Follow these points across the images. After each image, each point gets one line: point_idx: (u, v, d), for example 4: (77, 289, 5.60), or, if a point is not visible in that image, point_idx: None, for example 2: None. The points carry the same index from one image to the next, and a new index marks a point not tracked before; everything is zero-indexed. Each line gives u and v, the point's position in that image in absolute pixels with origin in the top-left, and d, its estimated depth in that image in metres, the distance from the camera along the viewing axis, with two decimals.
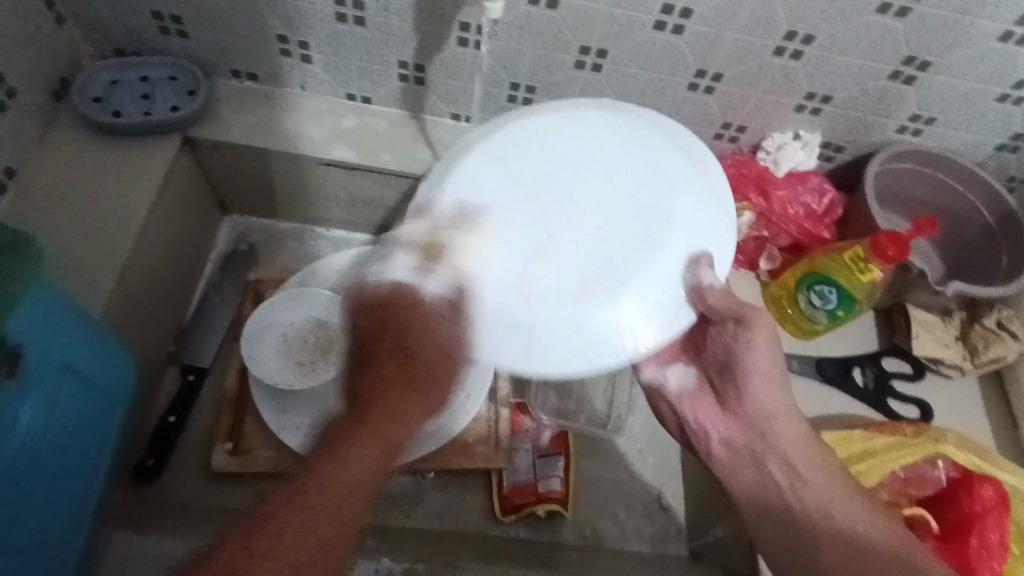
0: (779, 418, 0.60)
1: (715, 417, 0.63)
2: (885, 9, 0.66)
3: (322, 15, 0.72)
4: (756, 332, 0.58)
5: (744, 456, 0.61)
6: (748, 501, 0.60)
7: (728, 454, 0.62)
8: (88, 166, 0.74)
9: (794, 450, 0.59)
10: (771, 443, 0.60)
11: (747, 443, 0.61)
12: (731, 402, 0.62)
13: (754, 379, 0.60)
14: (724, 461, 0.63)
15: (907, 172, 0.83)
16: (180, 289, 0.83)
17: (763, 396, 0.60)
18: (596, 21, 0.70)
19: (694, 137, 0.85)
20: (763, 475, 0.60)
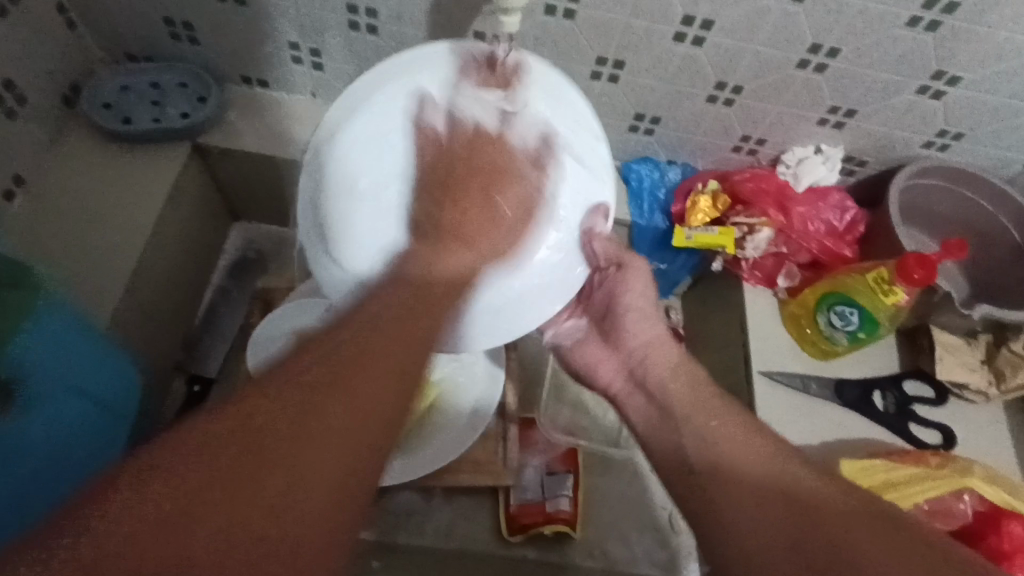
0: (652, 348, 0.63)
1: (602, 357, 0.67)
2: (915, 23, 0.64)
3: (334, 23, 0.70)
4: (632, 272, 0.64)
5: (630, 387, 0.64)
6: (642, 427, 0.61)
7: (619, 391, 0.65)
8: (98, 174, 0.73)
9: (666, 370, 0.61)
10: (650, 368, 0.62)
11: (628, 374, 0.64)
12: (614, 339, 0.66)
13: (632, 313, 0.65)
14: (618, 390, 0.65)
15: (932, 188, 0.80)
16: (187, 296, 0.83)
17: (639, 329, 0.65)
18: (613, 32, 0.68)
19: (712, 149, 0.82)
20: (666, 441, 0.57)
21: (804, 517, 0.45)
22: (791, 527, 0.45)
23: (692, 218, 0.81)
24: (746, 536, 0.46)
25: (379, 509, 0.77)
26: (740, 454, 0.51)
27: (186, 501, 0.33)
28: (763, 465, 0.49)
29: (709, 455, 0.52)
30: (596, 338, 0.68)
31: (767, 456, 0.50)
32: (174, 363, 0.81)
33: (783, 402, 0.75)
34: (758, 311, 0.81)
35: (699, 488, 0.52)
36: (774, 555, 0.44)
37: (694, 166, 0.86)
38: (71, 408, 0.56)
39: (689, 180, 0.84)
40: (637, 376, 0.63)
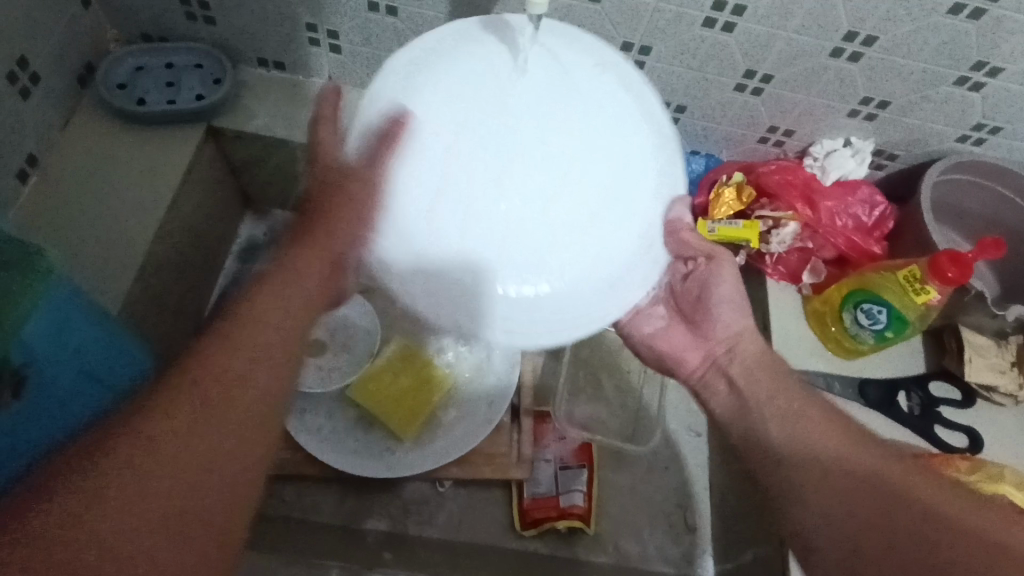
0: (746, 340, 0.60)
1: (689, 343, 0.62)
2: (958, 11, 0.61)
3: (354, 4, 0.69)
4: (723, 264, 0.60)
5: (712, 373, 0.60)
6: (720, 411, 0.58)
7: (700, 380, 0.61)
8: (111, 155, 0.72)
9: (753, 367, 0.58)
10: (739, 358, 0.59)
11: (712, 362, 0.60)
12: (702, 327, 0.62)
13: (727, 304, 0.61)
14: (701, 380, 0.61)
15: (963, 184, 0.78)
16: (200, 281, 0.82)
17: (731, 320, 0.60)
18: (641, 16, 0.66)
19: (737, 140, 0.80)
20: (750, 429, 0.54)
21: (890, 503, 0.44)
22: (862, 487, 0.45)
23: (715, 211, 0.79)
24: (815, 495, 0.47)
25: (391, 498, 0.76)
26: (819, 430, 0.50)
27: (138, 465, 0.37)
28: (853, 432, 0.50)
29: (779, 423, 0.52)
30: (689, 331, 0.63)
31: (833, 426, 0.50)
32: (185, 348, 0.80)
33: None
34: (781, 306, 0.79)
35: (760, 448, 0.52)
36: (840, 528, 0.44)
37: (718, 157, 0.84)
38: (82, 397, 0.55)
39: (713, 172, 0.82)
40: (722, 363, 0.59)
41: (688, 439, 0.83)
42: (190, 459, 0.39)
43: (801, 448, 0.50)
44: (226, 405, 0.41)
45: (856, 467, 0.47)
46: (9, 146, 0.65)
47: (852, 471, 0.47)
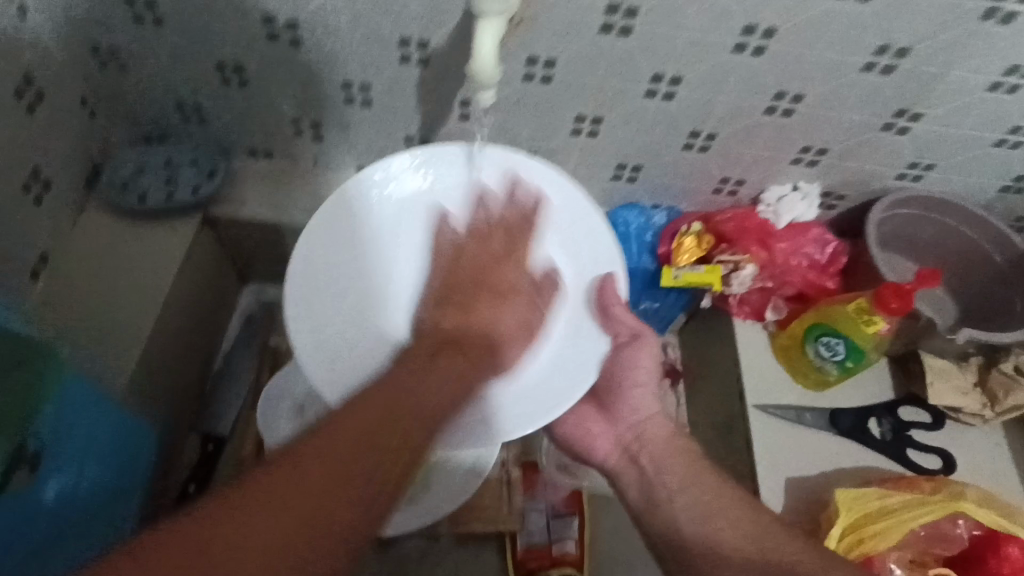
0: (650, 425, 0.66)
1: (603, 430, 0.68)
2: (871, 68, 0.68)
3: (332, 98, 0.76)
4: (644, 350, 0.67)
5: (625, 460, 0.65)
6: (633, 499, 0.62)
7: (617, 471, 0.65)
8: (118, 247, 0.78)
9: (663, 452, 0.63)
10: (647, 444, 0.65)
11: (625, 451, 0.66)
12: (613, 412, 0.68)
13: (640, 390, 0.68)
14: (615, 464, 0.66)
15: (907, 217, 0.84)
16: (200, 358, 0.87)
17: (642, 402, 0.67)
18: (589, 92, 0.73)
19: (694, 192, 0.86)
20: (634, 474, 0.64)
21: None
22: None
23: (679, 258, 0.85)
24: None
25: (387, 558, 0.78)
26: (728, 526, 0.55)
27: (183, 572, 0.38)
28: (709, 539, 0.56)
29: (693, 518, 0.57)
30: (591, 404, 0.70)
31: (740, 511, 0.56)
32: (188, 424, 0.84)
33: (779, 434, 0.77)
34: (750, 345, 0.83)
35: (682, 575, 0.57)
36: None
37: (679, 208, 0.89)
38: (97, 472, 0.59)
39: (674, 223, 0.88)
40: (632, 449, 0.65)
41: None
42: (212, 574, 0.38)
43: (721, 546, 0.54)
44: (326, 486, 0.41)
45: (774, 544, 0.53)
46: (21, 248, 0.71)
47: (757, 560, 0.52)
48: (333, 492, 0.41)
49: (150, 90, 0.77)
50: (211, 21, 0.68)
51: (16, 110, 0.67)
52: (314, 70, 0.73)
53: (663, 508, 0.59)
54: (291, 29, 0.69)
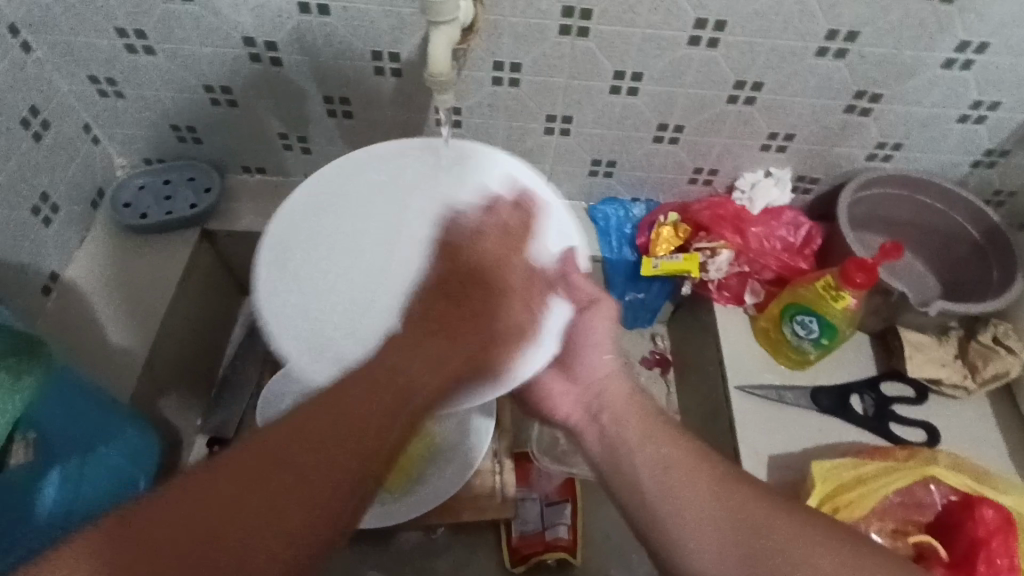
0: (611, 387, 0.59)
1: (566, 391, 0.62)
2: (825, 52, 0.70)
3: (316, 113, 0.81)
4: (600, 315, 0.60)
5: (588, 421, 0.59)
6: (594, 454, 0.57)
7: (576, 426, 0.60)
8: (122, 263, 0.83)
9: (632, 417, 0.56)
10: (608, 403, 0.58)
11: (590, 413, 0.59)
12: (575, 371, 0.61)
13: (595, 349, 0.60)
14: (576, 425, 0.60)
15: (880, 196, 0.85)
16: (205, 366, 0.91)
17: (599, 364, 0.60)
18: (557, 92, 0.76)
19: (669, 184, 0.89)
20: (595, 441, 0.58)
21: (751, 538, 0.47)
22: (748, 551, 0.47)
23: (657, 249, 0.87)
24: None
25: (387, 550, 0.81)
26: (698, 497, 0.49)
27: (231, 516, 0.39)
28: (682, 506, 0.50)
29: (660, 487, 0.51)
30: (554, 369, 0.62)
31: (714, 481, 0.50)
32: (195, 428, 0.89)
33: (760, 413, 0.78)
34: (731, 329, 0.85)
35: (642, 531, 0.52)
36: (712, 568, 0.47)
37: (657, 200, 0.92)
38: (109, 459, 0.62)
39: (652, 214, 0.90)
40: (595, 411, 0.58)
41: None
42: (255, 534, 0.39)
43: (691, 518, 0.49)
44: (321, 478, 0.41)
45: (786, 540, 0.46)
46: (34, 267, 0.77)
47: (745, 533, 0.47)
48: (330, 486, 0.41)
49: (147, 114, 0.82)
50: (198, 46, 0.73)
51: (24, 139, 0.72)
52: (297, 86, 0.77)
53: (627, 462, 0.54)
54: (273, 50, 0.73)
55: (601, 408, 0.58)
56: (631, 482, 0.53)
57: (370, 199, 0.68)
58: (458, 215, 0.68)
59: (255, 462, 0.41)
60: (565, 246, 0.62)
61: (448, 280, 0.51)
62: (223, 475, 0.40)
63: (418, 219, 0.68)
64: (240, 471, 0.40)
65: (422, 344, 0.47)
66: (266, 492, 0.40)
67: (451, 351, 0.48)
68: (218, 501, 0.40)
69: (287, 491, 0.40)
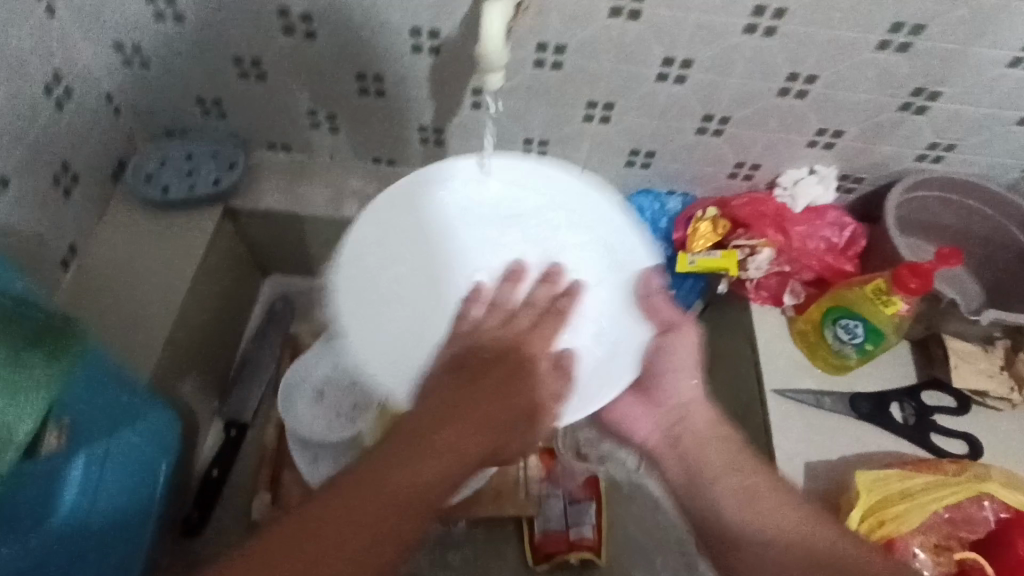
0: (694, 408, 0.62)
1: (643, 415, 0.64)
2: (886, 46, 0.67)
3: (346, 90, 0.78)
4: (682, 337, 0.63)
5: (664, 446, 0.62)
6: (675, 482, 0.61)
7: (653, 449, 0.63)
8: (141, 238, 0.80)
9: (700, 449, 0.59)
10: (689, 426, 0.61)
11: (671, 439, 0.61)
12: (656, 395, 0.63)
13: (676, 373, 0.63)
14: (653, 449, 0.62)
15: (928, 199, 0.82)
16: (223, 347, 0.89)
17: (683, 387, 0.62)
18: (600, 78, 0.73)
19: (708, 178, 0.86)
20: (677, 467, 0.60)
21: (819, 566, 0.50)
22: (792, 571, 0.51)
23: (694, 244, 0.84)
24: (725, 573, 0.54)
25: (405, 543, 0.79)
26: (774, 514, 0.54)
27: (332, 537, 0.48)
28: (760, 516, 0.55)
29: (744, 517, 0.55)
30: (628, 393, 0.65)
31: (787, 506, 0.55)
32: (212, 411, 0.86)
33: (797, 418, 0.76)
34: (768, 331, 0.82)
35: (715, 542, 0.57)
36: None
37: (694, 194, 0.89)
38: (122, 451, 0.57)
39: (690, 208, 0.87)
40: (679, 438, 0.61)
41: None
42: (333, 557, 0.48)
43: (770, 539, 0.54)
44: (397, 496, 0.50)
45: (824, 542, 0.52)
46: (52, 240, 0.74)
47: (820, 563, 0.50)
48: (385, 515, 0.50)
49: (170, 85, 0.79)
50: (229, 15, 0.70)
51: (46, 107, 0.69)
52: (329, 61, 0.74)
53: (705, 495, 0.57)
54: (307, 22, 0.70)
55: (677, 444, 0.61)
56: (699, 493, 0.58)
57: (411, 212, 0.67)
58: (541, 233, 0.68)
59: (344, 496, 0.50)
60: (637, 266, 0.67)
61: (464, 359, 0.56)
62: (330, 503, 0.50)
63: (423, 231, 0.67)
64: (340, 504, 0.50)
65: (467, 400, 0.53)
66: (358, 523, 0.49)
67: (497, 412, 0.53)
68: (314, 538, 0.48)
69: (363, 522, 0.49)
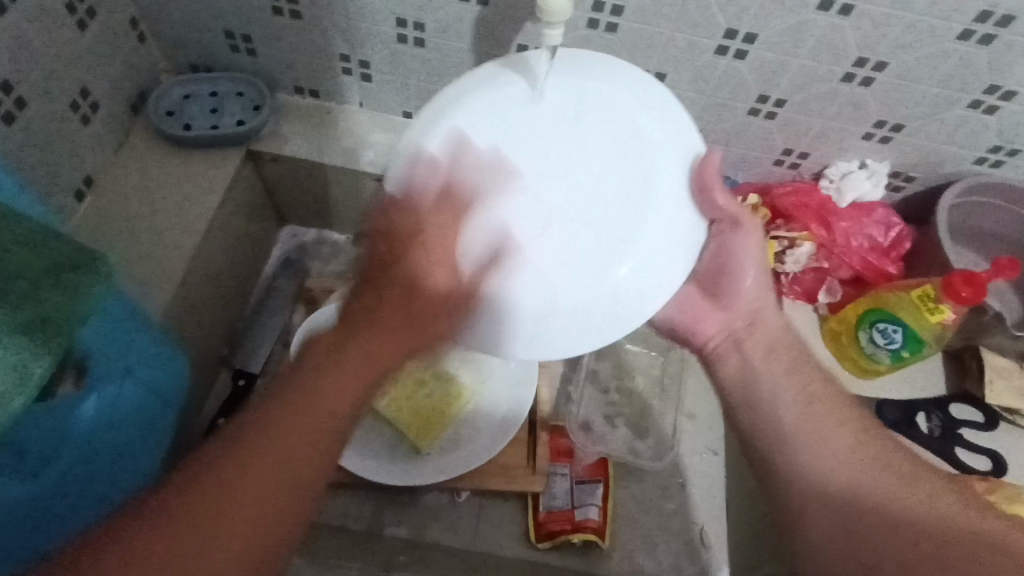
0: (764, 313, 0.64)
1: (709, 314, 0.66)
2: (968, 36, 0.62)
3: (384, 36, 0.73)
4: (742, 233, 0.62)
5: (729, 344, 0.64)
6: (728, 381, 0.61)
7: (713, 350, 0.65)
8: (155, 176, 0.77)
9: (774, 342, 0.61)
10: (758, 333, 0.63)
11: (732, 334, 0.64)
12: (727, 296, 0.65)
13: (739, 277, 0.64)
14: (715, 348, 0.64)
15: (979, 206, 0.78)
16: (236, 294, 0.87)
17: (752, 290, 0.65)
18: (654, 46, 0.69)
19: (753, 162, 0.82)
20: (734, 359, 0.62)
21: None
22: None
23: None
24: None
25: (409, 508, 0.78)
26: (822, 446, 0.53)
27: (213, 523, 0.41)
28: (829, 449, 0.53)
29: (795, 432, 0.54)
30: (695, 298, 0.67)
31: (863, 450, 0.52)
32: (220, 359, 0.84)
33: None
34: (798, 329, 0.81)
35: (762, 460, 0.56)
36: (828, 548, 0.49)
37: (734, 179, 0.85)
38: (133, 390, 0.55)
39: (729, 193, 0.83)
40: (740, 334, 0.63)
41: (702, 452, 0.84)
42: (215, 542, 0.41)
43: (822, 488, 0.51)
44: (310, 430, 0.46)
45: (881, 521, 0.48)
46: (67, 166, 0.71)
47: (844, 520, 0.49)
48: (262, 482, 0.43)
49: (200, 16, 0.75)
50: None
51: (67, 25, 0.65)
52: (369, 3, 0.70)
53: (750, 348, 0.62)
54: None
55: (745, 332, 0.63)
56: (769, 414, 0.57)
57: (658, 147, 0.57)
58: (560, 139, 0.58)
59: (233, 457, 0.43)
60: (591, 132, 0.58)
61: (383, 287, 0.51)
62: (211, 481, 0.42)
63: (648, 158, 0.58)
64: (221, 476, 0.42)
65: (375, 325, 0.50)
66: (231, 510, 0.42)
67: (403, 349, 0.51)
68: (199, 513, 0.41)
69: (240, 496, 0.42)
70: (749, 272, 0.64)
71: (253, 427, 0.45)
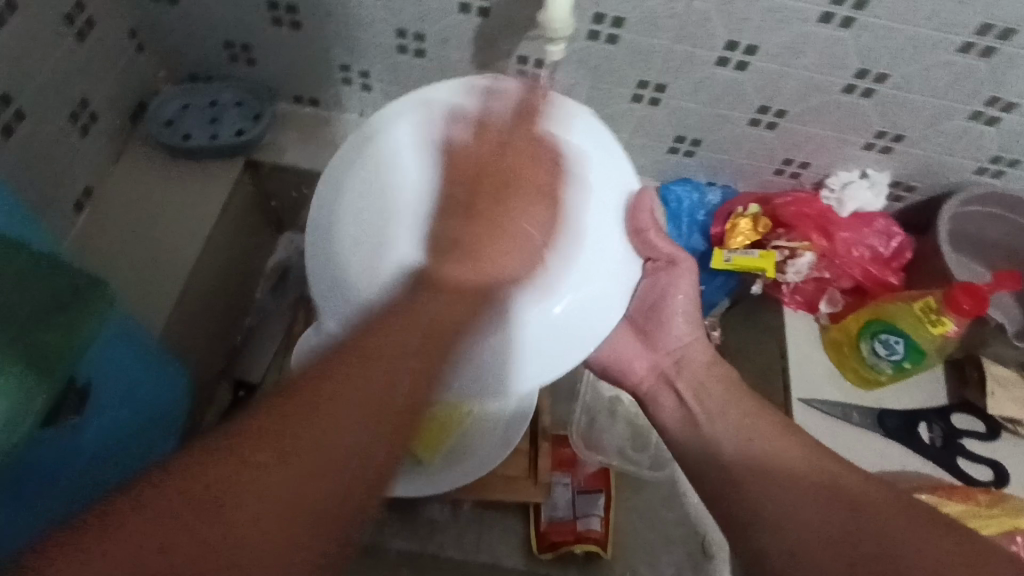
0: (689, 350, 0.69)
1: (641, 352, 0.72)
2: (969, 49, 0.62)
3: (384, 46, 0.73)
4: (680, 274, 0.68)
5: (660, 383, 0.70)
6: (674, 425, 0.66)
7: (648, 386, 0.71)
8: (154, 187, 0.77)
9: (703, 381, 0.66)
10: (684, 371, 0.68)
11: (659, 371, 0.70)
12: (654, 339, 0.71)
13: (675, 320, 0.70)
14: (647, 389, 0.70)
15: (981, 215, 0.78)
16: (235, 304, 0.86)
17: (683, 332, 0.70)
18: (655, 56, 0.69)
19: (754, 172, 0.82)
20: (669, 395, 0.68)
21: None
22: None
23: (731, 241, 0.80)
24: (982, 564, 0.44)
25: (410, 518, 0.78)
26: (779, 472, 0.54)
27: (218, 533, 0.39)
28: (778, 457, 0.55)
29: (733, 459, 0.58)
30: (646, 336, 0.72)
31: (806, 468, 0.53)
32: (219, 369, 0.84)
33: (822, 427, 0.75)
34: (799, 338, 0.81)
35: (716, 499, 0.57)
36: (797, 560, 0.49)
37: (734, 188, 0.85)
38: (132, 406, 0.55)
39: (729, 204, 0.83)
40: (668, 372, 0.69)
41: None
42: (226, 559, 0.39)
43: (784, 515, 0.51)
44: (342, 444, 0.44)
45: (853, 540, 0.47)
46: (66, 178, 0.71)
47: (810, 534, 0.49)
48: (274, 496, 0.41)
49: (199, 26, 0.74)
50: None
51: (66, 38, 0.65)
52: (368, 14, 0.70)
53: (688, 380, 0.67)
54: None
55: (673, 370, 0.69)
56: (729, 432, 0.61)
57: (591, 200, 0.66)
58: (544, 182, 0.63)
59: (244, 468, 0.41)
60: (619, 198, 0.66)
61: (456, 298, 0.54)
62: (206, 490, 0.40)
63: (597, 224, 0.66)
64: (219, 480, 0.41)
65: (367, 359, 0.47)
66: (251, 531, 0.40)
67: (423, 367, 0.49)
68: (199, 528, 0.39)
69: (258, 518, 0.40)
70: (680, 314, 0.70)
71: (259, 436, 0.43)
